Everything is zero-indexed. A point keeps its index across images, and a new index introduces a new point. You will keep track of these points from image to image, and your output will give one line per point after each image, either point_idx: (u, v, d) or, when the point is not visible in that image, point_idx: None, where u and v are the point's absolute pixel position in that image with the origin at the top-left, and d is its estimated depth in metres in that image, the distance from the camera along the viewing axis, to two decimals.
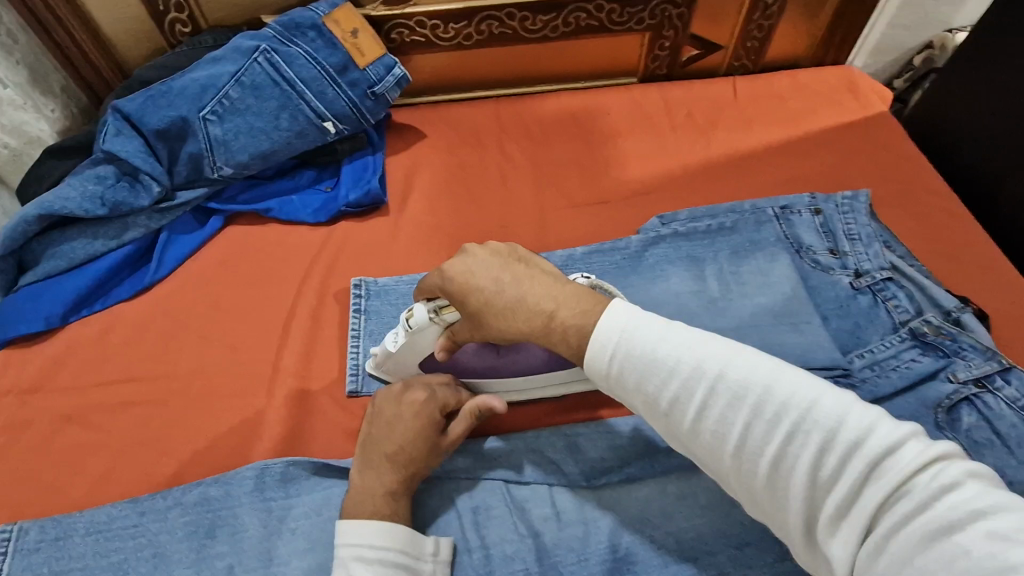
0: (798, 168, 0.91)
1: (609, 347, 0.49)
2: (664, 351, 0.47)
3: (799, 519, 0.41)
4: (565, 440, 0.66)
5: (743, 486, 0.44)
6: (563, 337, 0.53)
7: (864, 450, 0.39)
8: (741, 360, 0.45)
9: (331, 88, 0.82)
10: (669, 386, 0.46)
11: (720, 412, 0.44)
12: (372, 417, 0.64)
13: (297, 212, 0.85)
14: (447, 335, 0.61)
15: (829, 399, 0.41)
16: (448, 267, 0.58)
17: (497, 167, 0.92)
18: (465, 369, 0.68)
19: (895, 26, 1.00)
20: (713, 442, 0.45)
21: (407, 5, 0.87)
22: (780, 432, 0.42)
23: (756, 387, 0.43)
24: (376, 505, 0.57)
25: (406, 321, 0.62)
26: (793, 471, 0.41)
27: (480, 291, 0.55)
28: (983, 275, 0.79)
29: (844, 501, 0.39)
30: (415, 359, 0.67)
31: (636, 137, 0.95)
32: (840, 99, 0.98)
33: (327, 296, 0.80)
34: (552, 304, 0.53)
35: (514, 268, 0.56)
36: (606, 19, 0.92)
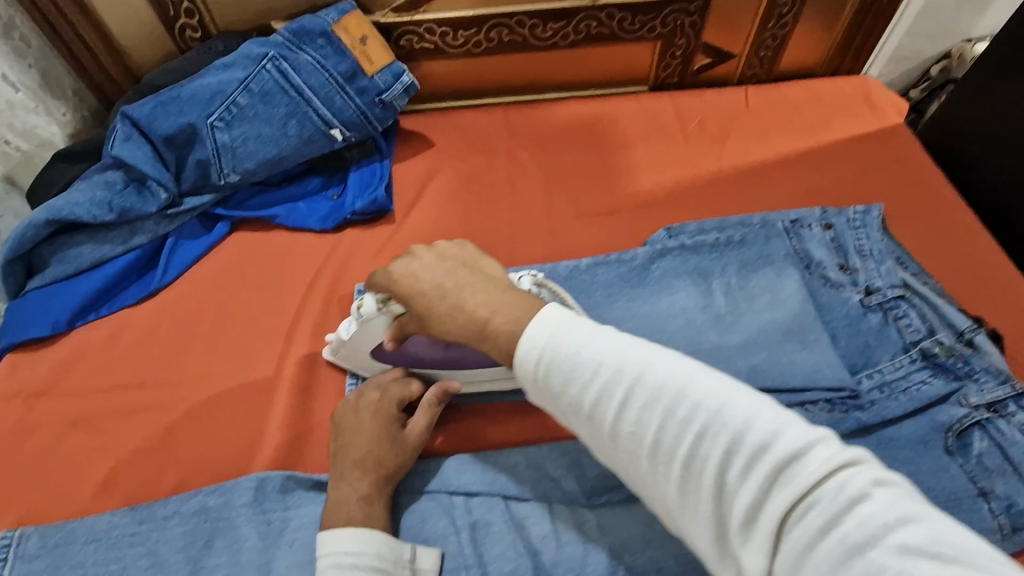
0: (812, 179, 0.89)
1: (536, 349, 0.48)
2: (586, 351, 0.46)
3: (711, 525, 0.40)
4: (567, 457, 0.65)
5: (657, 491, 0.43)
6: (495, 343, 0.51)
7: (770, 454, 0.39)
8: (661, 363, 0.45)
9: (339, 96, 0.82)
10: (589, 389, 0.45)
11: (637, 415, 0.44)
12: (336, 430, 0.65)
13: (304, 219, 0.84)
14: (393, 327, 0.63)
15: (742, 403, 0.41)
16: (393, 267, 0.59)
17: (505, 175, 0.91)
18: (417, 361, 0.69)
19: (913, 35, 0.98)
20: (631, 444, 0.44)
21: (417, 12, 0.86)
22: (694, 435, 0.42)
23: (673, 390, 0.43)
24: (350, 510, 0.59)
25: (357, 309, 0.64)
26: (704, 475, 0.41)
27: (423, 295, 0.56)
28: (1000, 294, 0.77)
29: (751, 507, 0.38)
30: (367, 349, 0.68)
31: (647, 145, 0.93)
32: (856, 109, 0.96)
33: (332, 304, 0.80)
34: (488, 311, 0.52)
35: (455, 271, 0.56)
36: (618, 27, 0.91)
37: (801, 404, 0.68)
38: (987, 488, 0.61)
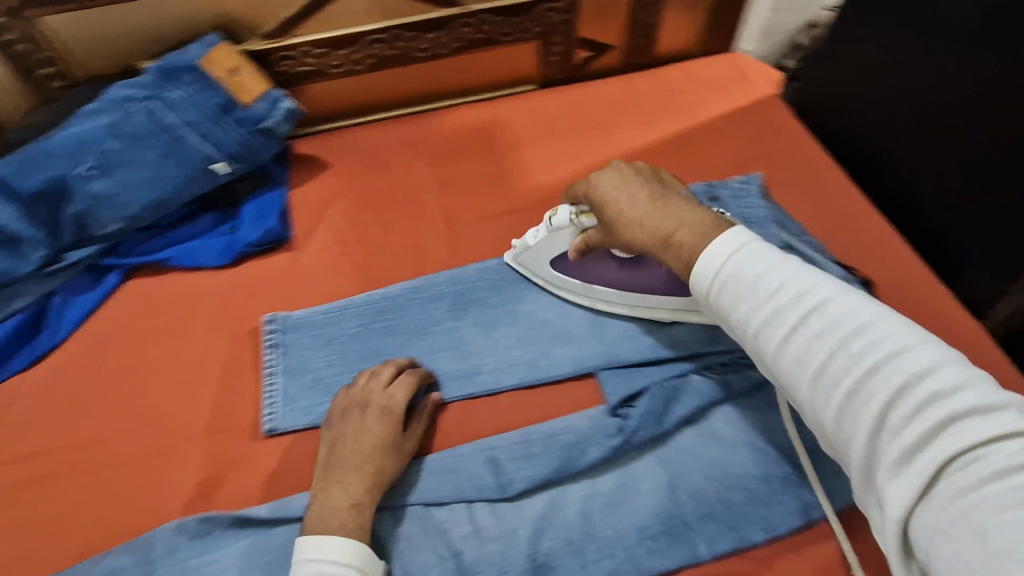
0: (697, 158, 0.93)
1: (715, 267, 0.54)
2: (766, 280, 0.51)
3: (862, 453, 0.45)
4: (482, 456, 0.67)
5: (814, 414, 0.49)
6: (676, 254, 0.58)
7: (945, 407, 0.42)
8: (848, 300, 0.49)
9: (218, 128, 0.81)
10: (762, 310, 0.51)
11: (808, 342, 0.48)
12: (332, 438, 0.66)
13: (198, 258, 0.83)
14: (582, 238, 0.70)
15: (926, 354, 0.44)
16: (595, 178, 0.67)
17: (403, 187, 0.91)
18: (593, 278, 0.75)
19: (777, 10, 1.04)
20: (794, 368, 0.49)
21: (288, 36, 0.86)
22: (867, 371, 0.45)
23: (853, 326, 0.47)
24: (342, 519, 0.59)
25: (548, 218, 0.71)
26: (866, 407, 0.45)
27: (615, 204, 0.64)
28: (874, 245, 0.81)
29: (909, 446, 0.42)
30: (548, 257, 0.76)
31: (537, 146, 0.95)
32: (733, 86, 1.01)
33: (238, 340, 0.79)
34: (673, 224, 0.59)
35: (647, 189, 0.63)
36: (494, 31, 0.93)
37: (697, 371, 0.72)
38: None
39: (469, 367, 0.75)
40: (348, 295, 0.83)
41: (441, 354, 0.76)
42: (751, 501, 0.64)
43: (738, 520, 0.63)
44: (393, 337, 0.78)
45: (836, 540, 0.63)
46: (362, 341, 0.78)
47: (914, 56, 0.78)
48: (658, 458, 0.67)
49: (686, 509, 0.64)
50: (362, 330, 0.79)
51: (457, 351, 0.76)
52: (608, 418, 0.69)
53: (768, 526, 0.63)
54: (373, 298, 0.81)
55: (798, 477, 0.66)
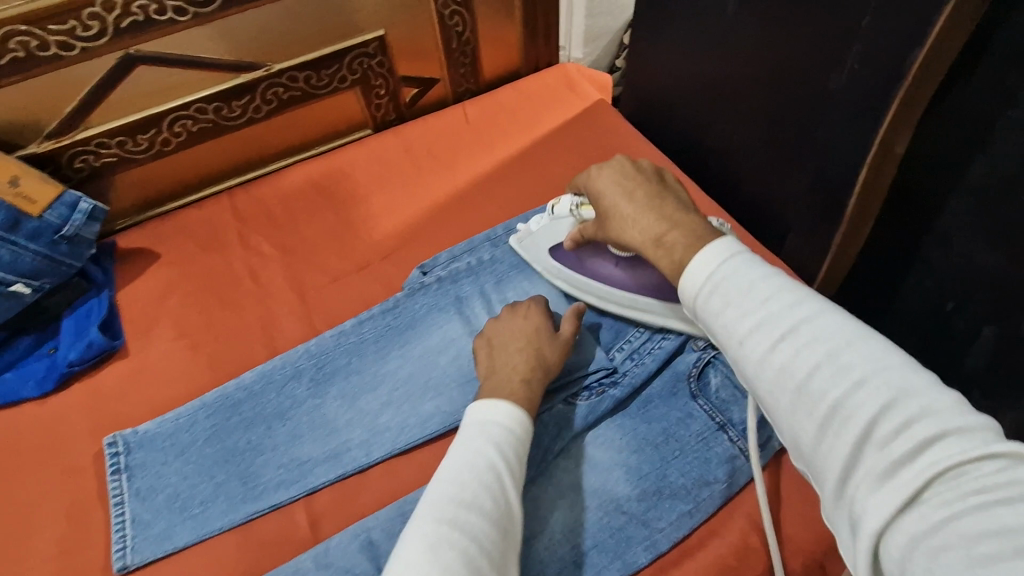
0: (542, 175, 0.93)
1: (706, 274, 0.47)
2: (752, 287, 0.45)
3: (841, 468, 0.38)
4: (358, 541, 0.62)
5: (792, 427, 0.42)
6: (670, 255, 0.52)
7: (933, 424, 0.36)
8: (835, 315, 0.43)
9: (5, 248, 0.73)
10: (749, 314, 0.44)
11: (795, 351, 0.42)
12: (490, 343, 0.70)
13: (16, 390, 0.74)
14: (579, 227, 0.72)
15: (913, 373, 0.39)
16: (598, 172, 0.66)
17: (243, 264, 0.86)
18: (583, 270, 0.75)
19: (593, 15, 1.06)
20: (776, 378, 0.42)
21: (76, 132, 0.80)
22: (855, 382, 0.39)
23: (842, 337, 0.41)
24: (513, 387, 0.62)
25: (551, 207, 0.76)
26: (852, 419, 0.38)
27: (609, 200, 0.62)
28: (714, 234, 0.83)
29: (894, 462, 0.36)
30: (547, 244, 0.77)
31: (381, 195, 0.92)
32: (561, 97, 1.03)
33: (68, 475, 0.69)
34: (667, 225, 0.55)
35: (642, 186, 0.61)
36: (307, 85, 0.90)
37: (565, 400, 0.69)
38: (725, 420, 0.67)
39: (336, 446, 0.70)
40: (198, 394, 0.75)
41: (306, 437, 0.71)
42: (632, 522, 0.62)
43: (623, 544, 0.61)
44: (252, 431, 0.71)
45: (718, 541, 0.62)
46: (218, 442, 0.71)
47: (700, 51, 0.81)
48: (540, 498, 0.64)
49: (570, 545, 0.61)
50: (217, 430, 0.71)
51: (323, 431, 0.71)
52: None
53: (650, 545, 0.61)
54: (227, 391, 0.74)
55: (670, 484, 0.64)
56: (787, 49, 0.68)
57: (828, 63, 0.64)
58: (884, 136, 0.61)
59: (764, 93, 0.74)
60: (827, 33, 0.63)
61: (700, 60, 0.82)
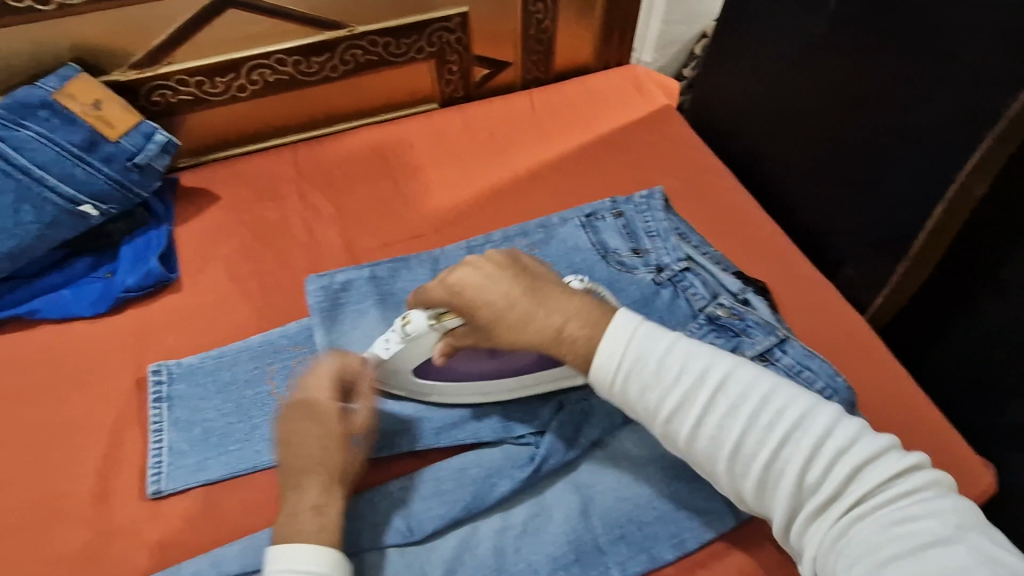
0: (599, 171, 0.93)
1: (619, 356, 0.55)
2: (673, 365, 0.54)
3: (784, 511, 0.50)
4: (392, 498, 0.64)
5: (734, 486, 0.53)
6: (572, 347, 0.58)
7: (844, 456, 0.49)
8: (743, 373, 0.54)
9: (81, 168, 0.75)
10: (676, 395, 0.54)
11: (719, 421, 0.52)
12: (364, 438, 0.61)
13: (69, 307, 0.75)
14: (448, 340, 0.62)
15: (818, 411, 0.51)
16: (455, 278, 0.60)
17: (298, 217, 0.86)
18: (464, 375, 0.66)
19: (669, 21, 1.05)
20: (711, 446, 0.53)
21: (160, 65, 0.82)
22: (779, 439, 0.51)
23: (754, 397, 0.52)
24: (310, 525, 0.55)
25: (402, 327, 0.62)
26: (785, 473, 0.50)
27: (490, 307, 0.59)
28: (766, 250, 0.83)
29: (823, 496, 0.49)
30: (411, 366, 0.64)
31: (440, 169, 0.93)
32: (628, 99, 1.02)
33: (115, 396, 0.71)
34: (561, 318, 0.58)
35: (519, 283, 0.59)
36: (385, 52, 0.91)
37: None
38: None
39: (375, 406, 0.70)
40: (242, 337, 0.76)
41: None
42: (661, 519, 0.62)
43: (648, 540, 0.62)
44: (291, 379, 0.72)
45: (744, 548, 0.62)
46: (258, 385, 0.72)
47: (781, 68, 0.81)
48: (571, 483, 0.65)
49: (598, 531, 0.62)
50: (257, 374, 0.72)
51: None
52: (520, 448, 0.67)
53: (678, 542, 0.62)
54: (271, 337, 0.75)
55: (703, 488, 0.64)
56: (874, 79, 0.69)
57: (917, 98, 0.65)
58: (966, 175, 0.62)
59: (841, 121, 0.74)
60: (923, 68, 0.64)
61: (780, 80, 0.82)
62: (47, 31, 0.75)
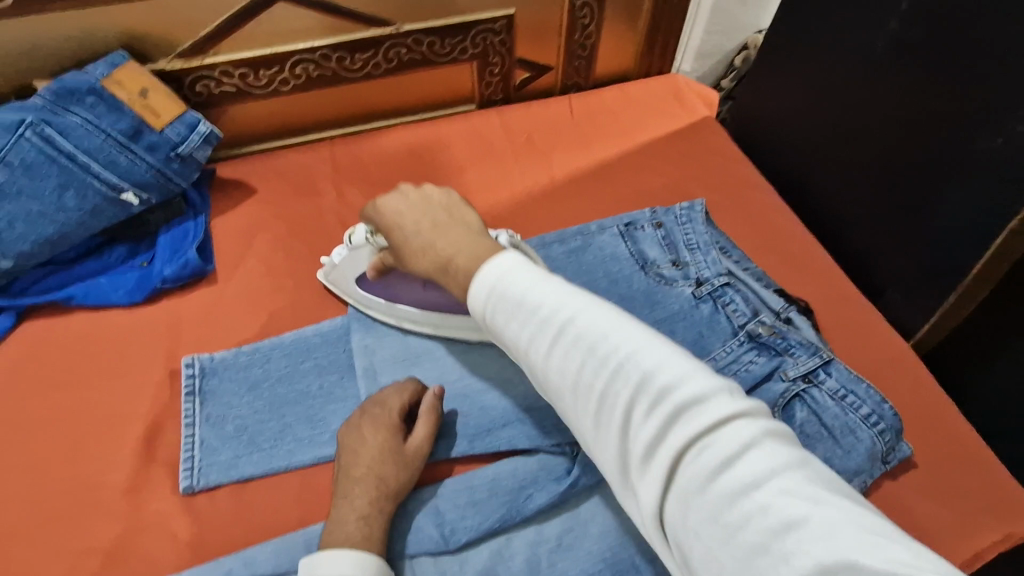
0: (639, 181, 0.91)
1: (486, 287, 0.49)
2: (524, 292, 0.47)
3: (615, 456, 0.42)
4: (425, 505, 0.63)
5: (576, 424, 0.45)
6: (456, 280, 0.52)
7: (676, 399, 0.40)
8: (594, 309, 0.45)
9: (124, 156, 0.75)
10: (525, 325, 0.46)
11: (566, 364, 0.45)
12: (422, 458, 0.63)
13: (105, 295, 0.75)
14: (377, 255, 0.70)
15: (661, 351, 0.43)
16: (382, 202, 0.62)
17: (335, 214, 0.85)
18: (395, 297, 0.73)
19: (711, 33, 1.03)
20: (556, 380, 0.45)
21: (206, 56, 0.81)
22: (611, 376, 0.43)
23: (597, 331, 0.44)
24: (350, 531, 0.56)
25: (349, 237, 0.74)
26: (615, 411, 0.42)
27: (400, 231, 0.59)
28: (807, 269, 0.81)
29: (653, 444, 0.40)
30: (353, 276, 0.74)
31: (478, 171, 0.92)
32: (669, 108, 1.01)
33: (149, 387, 0.70)
34: (452, 251, 0.53)
35: (430, 216, 0.57)
36: (428, 51, 0.91)
37: None
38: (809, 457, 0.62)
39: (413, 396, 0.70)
40: (275, 332, 0.75)
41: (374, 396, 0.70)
42: None
43: None
44: (324, 377, 0.71)
45: None
46: (292, 383, 0.71)
47: (833, 84, 0.80)
48: (607, 499, 0.64)
49: (634, 550, 0.60)
50: (291, 372, 0.71)
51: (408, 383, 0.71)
52: (556, 458, 0.66)
53: None
54: (305, 334, 0.74)
55: None
56: (936, 100, 0.67)
57: (985, 123, 0.63)
58: None
59: (898, 141, 0.73)
60: (992, 91, 0.62)
61: (831, 96, 0.81)
62: (97, 17, 0.75)
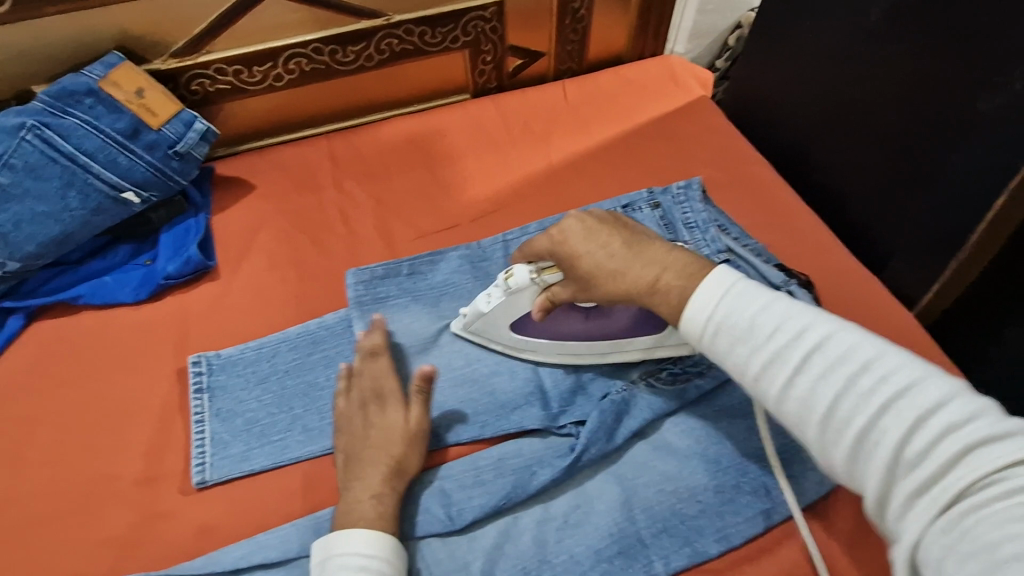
0: (637, 163, 0.91)
1: (710, 310, 0.51)
2: (760, 318, 0.49)
3: (877, 490, 0.41)
4: (431, 487, 0.63)
5: (824, 455, 0.45)
6: (666, 298, 0.55)
7: (958, 436, 0.39)
8: (847, 337, 0.46)
9: (124, 156, 0.76)
10: (763, 350, 0.48)
11: (814, 380, 0.45)
12: (423, 433, 0.63)
13: (112, 294, 0.76)
14: (547, 296, 0.62)
15: (934, 382, 0.42)
16: (559, 232, 0.60)
17: (335, 207, 0.86)
18: (559, 333, 0.67)
19: (704, 12, 1.03)
20: (801, 410, 0.46)
21: (200, 54, 0.82)
22: (878, 404, 0.42)
23: (860, 357, 0.44)
24: (364, 510, 0.57)
25: (505, 281, 0.63)
26: (880, 444, 0.41)
27: (588, 258, 0.58)
28: (809, 243, 0.81)
29: (927, 479, 0.39)
30: (507, 323, 0.66)
31: (475, 159, 0.92)
32: (665, 89, 1.01)
33: (157, 381, 0.71)
34: (657, 269, 0.56)
35: (615, 237, 0.59)
36: (420, 41, 0.91)
37: (644, 380, 0.68)
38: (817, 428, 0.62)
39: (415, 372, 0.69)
40: (280, 326, 0.76)
41: None
42: (706, 512, 0.61)
43: (692, 533, 0.61)
44: (331, 370, 0.71)
45: (792, 545, 0.61)
46: (299, 376, 0.71)
47: (826, 55, 0.80)
48: (613, 475, 0.64)
49: (640, 524, 0.61)
50: (298, 365, 0.71)
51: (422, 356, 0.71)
52: (561, 440, 0.66)
53: (722, 537, 0.61)
54: (309, 328, 0.74)
55: (749, 483, 0.63)
56: (936, 63, 0.67)
57: (983, 80, 0.63)
58: None
59: (899, 107, 0.72)
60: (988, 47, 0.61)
61: (827, 70, 0.80)
62: (92, 19, 0.76)
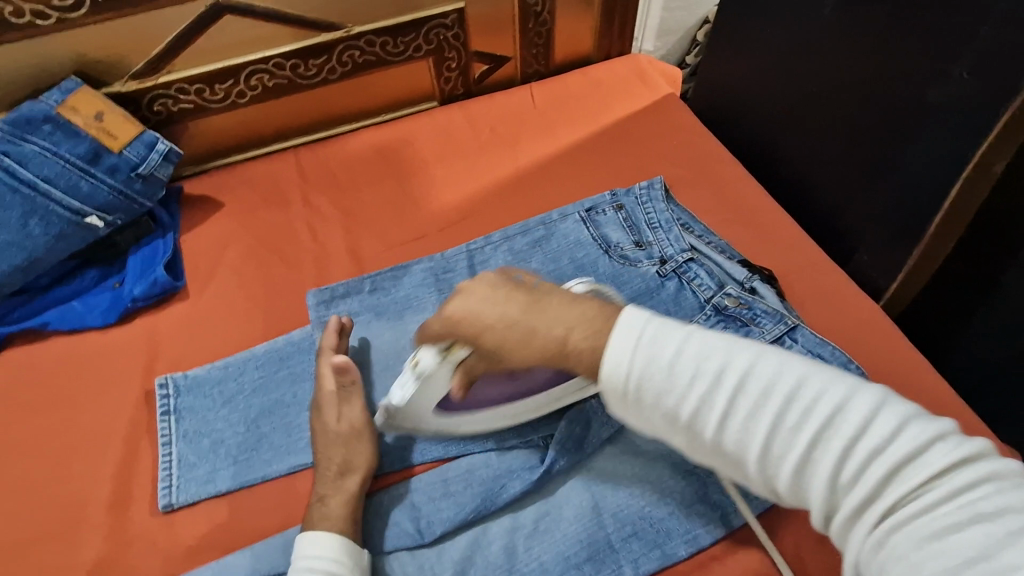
0: (605, 164, 0.91)
1: (625, 363, 0.48)
2: (680, 361, 0.47)
3: (822, 510, 0.43)
4: (401, 501, 0.64)
5: (765, 483, 0.46)
6: (579, 359, 0.51)
7: (887, 454, 0.41)
8: (766, 368, 0.45)
9: (85, 180, 0.76)
10: (689, 396, 0.46)
11: (744, 420, 0.45)
12: (362, 434, 0.63)
13: (80, 318, 0.76)
14: (462, 372, 0.58)
15: (855, 403, 0.42)
16: (452, 304, 0.56)
17: (303, 221, 0.86)
18: (487, 401, 0.63)
19: (669, 9, 1.03)
20: (736, 449, 0.45)
21: (160, 75, 0.82)
22: (808, 436, 0.43)
23: (783, 390, 0.44)
24: (311, 512, 0.59)
25: (413, 369, 0.57)
26: (817, 471, 0.42)
27: (493, 329, 0.54)
28: (776, 238, 0.81)
29: (865, 498, 0.41)
30: (430, 408, 0.60)
31: (442, 167, 0.92)
32: (632, 88, 1.01)
33: (126, 404, 0.71)
34: (564, 329, 0.52)
35: (516, 298, 0.55)
36: (382, 51, 0.91)
37: None
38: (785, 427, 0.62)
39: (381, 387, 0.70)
40: (248, 344, 0.76)
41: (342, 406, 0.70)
42: (675, 515, 0.61)
43: (661, 536, 0.61)
44: (298, 387, 0.71)
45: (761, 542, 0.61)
46: (266, 393, 0.71)
47: (784, 49, 0.80)
48: (581, 482, 0.64)
49: (609, 530, 0.61)
50: (264, 383, 0.72)
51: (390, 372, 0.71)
52: (529, 450, 0.66)
53: (691, 539, 0.61)
54: (276, 345, 0.74)
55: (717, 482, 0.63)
56: (887, 56, 0.67)
57: (933, 72, 0.62)
58: (985, 153, 0.60)
59: (856, 101, 0.72)
60: (936, 36, 0.61)
61: (786, 63, 0.80)
62: (46, 45, 0.76)
